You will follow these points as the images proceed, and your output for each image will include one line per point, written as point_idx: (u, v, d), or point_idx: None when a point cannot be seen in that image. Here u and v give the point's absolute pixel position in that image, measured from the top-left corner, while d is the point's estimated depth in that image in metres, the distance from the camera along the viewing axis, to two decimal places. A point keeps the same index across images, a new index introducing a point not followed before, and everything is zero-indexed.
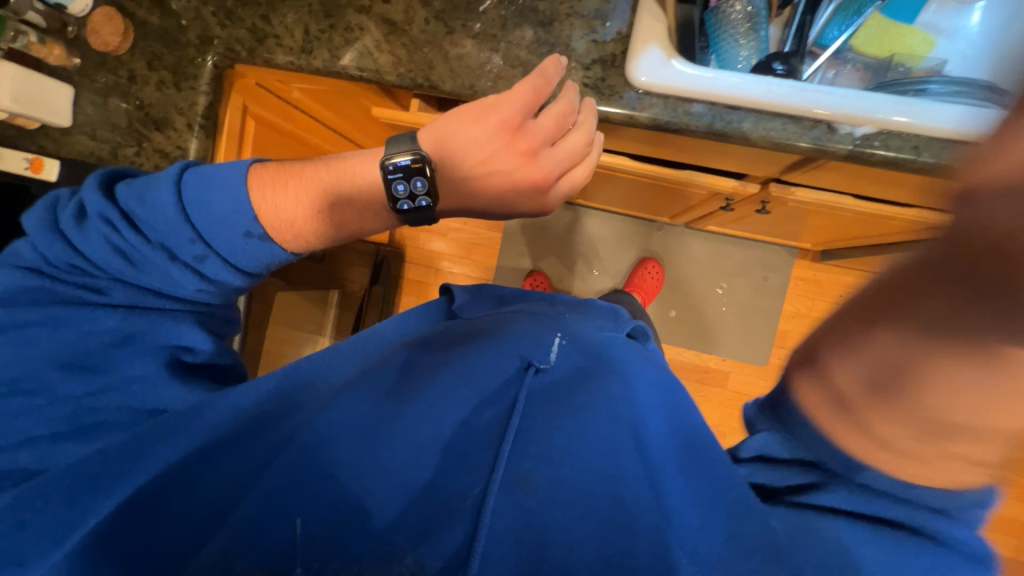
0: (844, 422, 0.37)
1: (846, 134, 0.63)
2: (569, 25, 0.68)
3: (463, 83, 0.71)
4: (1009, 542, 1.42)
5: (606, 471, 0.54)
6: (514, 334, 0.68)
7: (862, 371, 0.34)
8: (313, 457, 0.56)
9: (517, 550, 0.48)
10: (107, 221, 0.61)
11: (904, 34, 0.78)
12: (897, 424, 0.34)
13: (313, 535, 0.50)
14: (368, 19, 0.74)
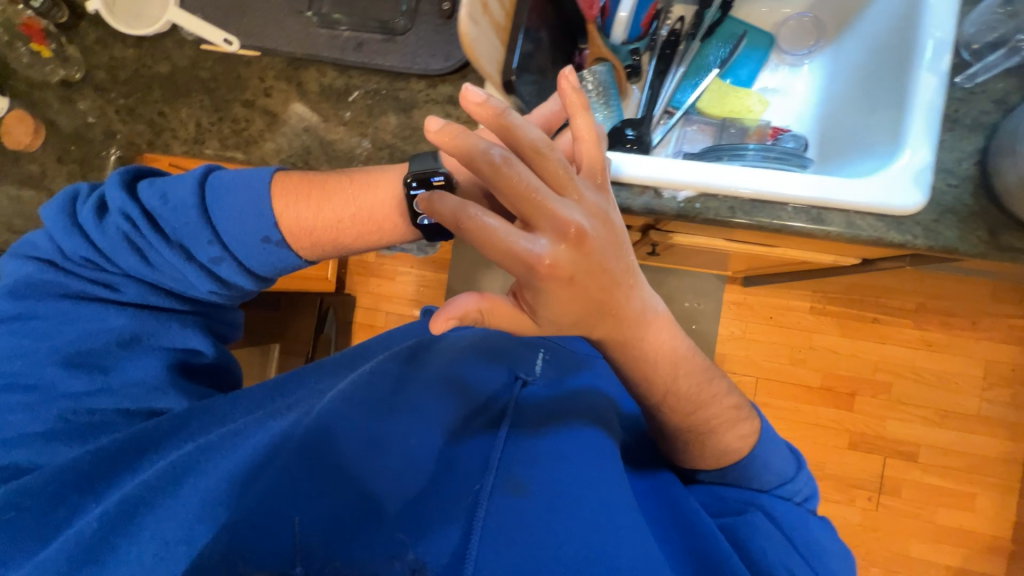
0: (665, 428, 0.67)
1: (671, 198, 0.70)
2: (426, 111, 0.76)
3: (336, 165, 0.78)
4: (922, 532, 1.57)
5: (586, 477, 0.59)
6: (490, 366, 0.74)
7: (654, 384, 0.62)
8: (314, 458, 0.54)
9: (515, 554, 0.51)
10: (143, 213, 0.57)
11: (742, 95, 0.86)
12: (688, 416, 0.64)
13: (320, 535, 0.48)
14: (253, 111, 0.82)
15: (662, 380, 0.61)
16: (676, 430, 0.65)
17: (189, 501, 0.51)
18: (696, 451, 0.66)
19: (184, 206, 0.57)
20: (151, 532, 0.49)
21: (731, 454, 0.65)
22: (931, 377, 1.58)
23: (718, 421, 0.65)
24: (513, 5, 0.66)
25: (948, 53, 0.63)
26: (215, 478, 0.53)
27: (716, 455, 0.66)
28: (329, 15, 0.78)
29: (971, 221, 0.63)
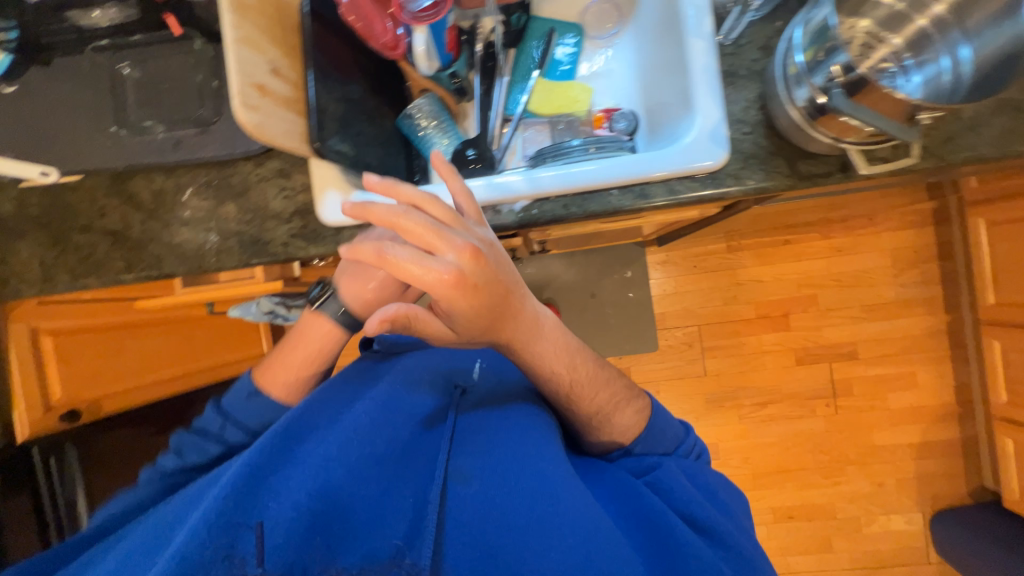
0: (576, 414, 0.64)
1: (509, 211, 0.72)
2: (262, 190, 0.76)
3: (191, 265, 0.78)
4: (880, 419, 1.68)
5: (536, 458, 0.55)
6: (450, 356, 0.71)
7: (563, 377, 0.59)
8: (270, 472, 0.51)
9: (468, 530, 0.50)
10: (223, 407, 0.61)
11: (566, 89, 0.90)
12: (595, 399, 0.62)
13: (272, 551, 0.45)
14: (93, 235, 0.80)
15: (570, 373, 0.60)
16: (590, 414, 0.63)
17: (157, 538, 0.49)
18: (599, 433, 0.65)
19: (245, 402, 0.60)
20: (117, 568, 0.48)
21: (627, 435, 0.65)
22: (848, 279, 1.68)
23: (617, 405, 0.64)
24: (302, 74, 0.68)
25: (708, 17, 0.68)
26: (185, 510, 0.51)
27: (621, 433, 0.65)
28: (138, 121, 0.77)
29: (771, 161, 0.68)
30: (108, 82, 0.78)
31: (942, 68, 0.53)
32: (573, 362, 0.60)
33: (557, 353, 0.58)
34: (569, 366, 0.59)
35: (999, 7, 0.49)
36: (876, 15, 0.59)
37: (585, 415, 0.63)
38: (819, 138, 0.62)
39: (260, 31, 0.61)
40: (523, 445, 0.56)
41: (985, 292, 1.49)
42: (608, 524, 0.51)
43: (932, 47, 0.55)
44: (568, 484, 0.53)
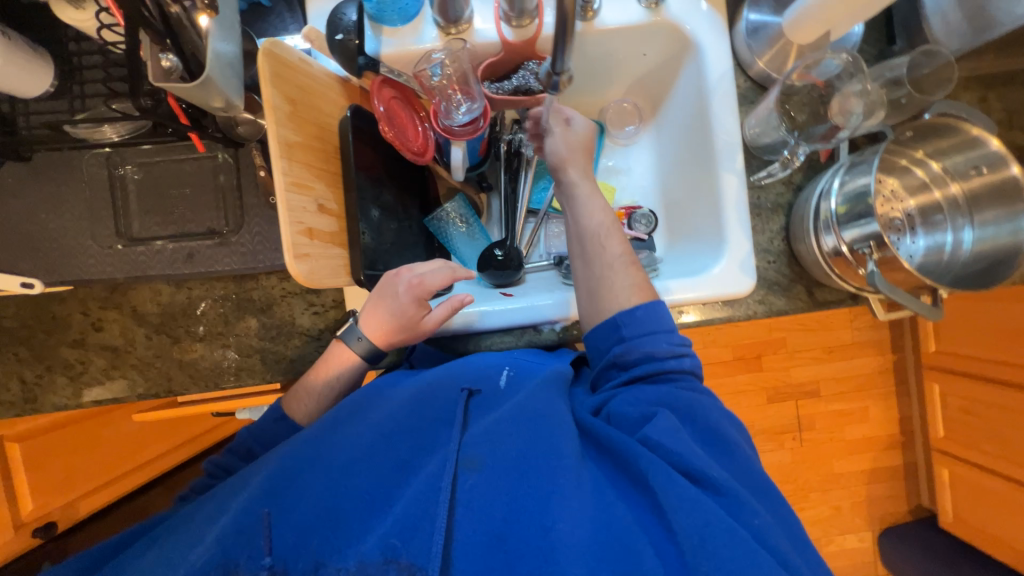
0: (592, 264, 0.64)
1: (548, 330, 0.74)
2: (287, 305, 0.72)
3: (206, 384, 0.73)
4: (837, 448, 1.85)
5: (532, 453, 0.53)
6: (478, 360, 0.66)
7: (599, 217, 0.66)
8: (291, 482, 0.54)
9: (473, 521, 0.49)
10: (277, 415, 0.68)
11: None
12: (614, 245, 0.65)
13: (290, 552, 0.50)
14: (87, 350, 0.72)
15: (604, 217, 0.66)
16: (610, 257, 0.64)
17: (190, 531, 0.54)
18: (608, 293, 0.63)
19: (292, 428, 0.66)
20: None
21: (630, 301, 0.62)
22: (813, 323, 1.82)
23: (628, 260, 0.64)
24: (346, 201, 0.65)
25: (739, 154, 0.72)
26: (218, 504, 0.55)
27: (619, 297, 0.62)
28: (142, 230, 0.70)
29: (792, 288, 0.74)
30: (104, 184, 0.69)
31: (944, 241, 0.65)
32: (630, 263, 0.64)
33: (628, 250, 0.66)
34: (627, 258, 0.64)
35: (1006, 208, 0.58)
36: (899, 176, 0.67)
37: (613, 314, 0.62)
38: (840, 282, 0.68)
39: (307, 167, 0.58)
40: (536, 441, 0.54)
41: (927, 340, 1.68)
42: (599, 510, 0.50)
43: (942, 219, 0.65)
44: (562, 471, 0.52)
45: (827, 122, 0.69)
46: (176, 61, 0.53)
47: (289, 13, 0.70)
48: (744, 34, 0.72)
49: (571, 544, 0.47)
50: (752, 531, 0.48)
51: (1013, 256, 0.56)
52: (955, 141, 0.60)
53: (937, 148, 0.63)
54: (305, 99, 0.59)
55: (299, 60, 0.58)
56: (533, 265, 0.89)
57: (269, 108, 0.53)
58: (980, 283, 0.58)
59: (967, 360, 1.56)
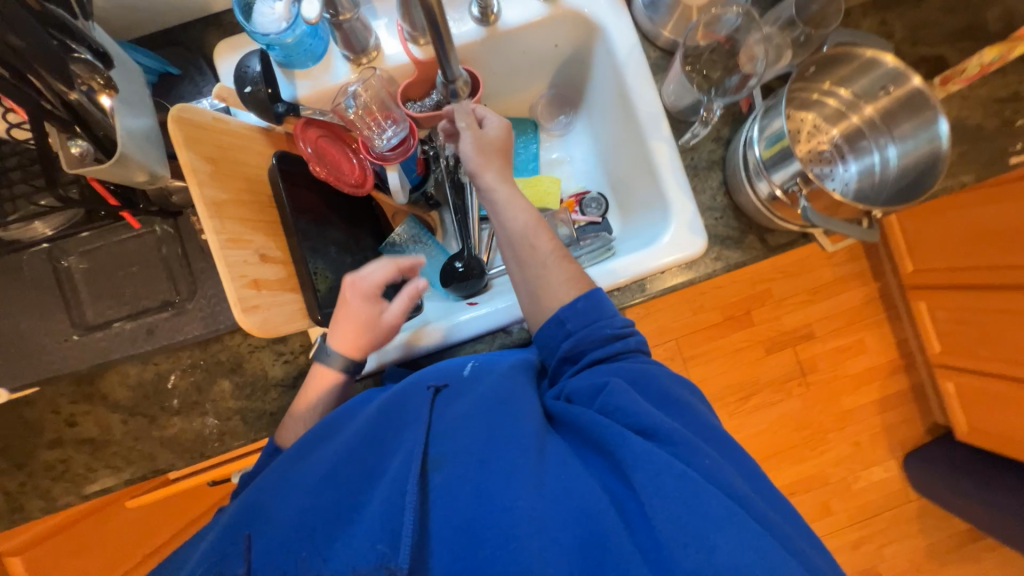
0: (526, 265, 0.65)
1: (518, 329, 0.74)
2: (257, 360, 0.72)
3: (191, 455, 0.72)
4: (843, 385, 1.86)
5: (500, 435, 0.52)
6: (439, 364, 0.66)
7: (525, 218, 0.66)
8: (258, 513, 0.52)
9: (445, 511, 0.48)
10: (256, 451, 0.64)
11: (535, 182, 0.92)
12: (543, 243, 0.65)
13: (267, 571, 0.47)
14: (65, 448, 0.71)
15: (529, 218, 0.66)
16: (542, 257, 0.65)
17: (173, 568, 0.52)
18: (545, 291, 0.64)
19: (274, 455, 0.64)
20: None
21: (568, 295, 0.62)
22: (793, 268, 1.83)
23: (557, 254, 0.65)
24: (290, 246, 0.65)
25: (664, 121, 0.73)
26: (193, 546, 0.54)
27: (559, 294, 0.63)
28: (97, 317, 0.69)
29: (744, 238, 0.75)
30: (50, 280, 0.69)
31: (873, 162, 0.66)
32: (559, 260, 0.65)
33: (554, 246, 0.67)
34: (554, 255, 0.65)
35: (917, 120, 0.60)
36: (819, 110, 0.69)
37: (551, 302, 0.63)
38: (784, 223, 0.69)
39: (241, 221, 0.58)
40: (497, 427, 0.53)
41: (904, 261, 1.71)
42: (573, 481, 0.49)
43: (867, 142, 0.67)
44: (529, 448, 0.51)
45: (738, 72, 0.71)
46: (87, 146, 0.54)
47: (199, 76, 0.70)
48: (642, 8, 0.74)
49: (535, 517, 0.45)
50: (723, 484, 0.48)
51: (932, 163, 0.58)
52: (854, 66, 0.61)
53: (839, 77, 0.64)
54: (226, 155, 0.59)
55: (210, 120, 0.58)
56: (496, 270, 0.90)
57: (189, 171, 0.53)
58: (906, 196, 0.60)
59: (945, 273, 1.59)
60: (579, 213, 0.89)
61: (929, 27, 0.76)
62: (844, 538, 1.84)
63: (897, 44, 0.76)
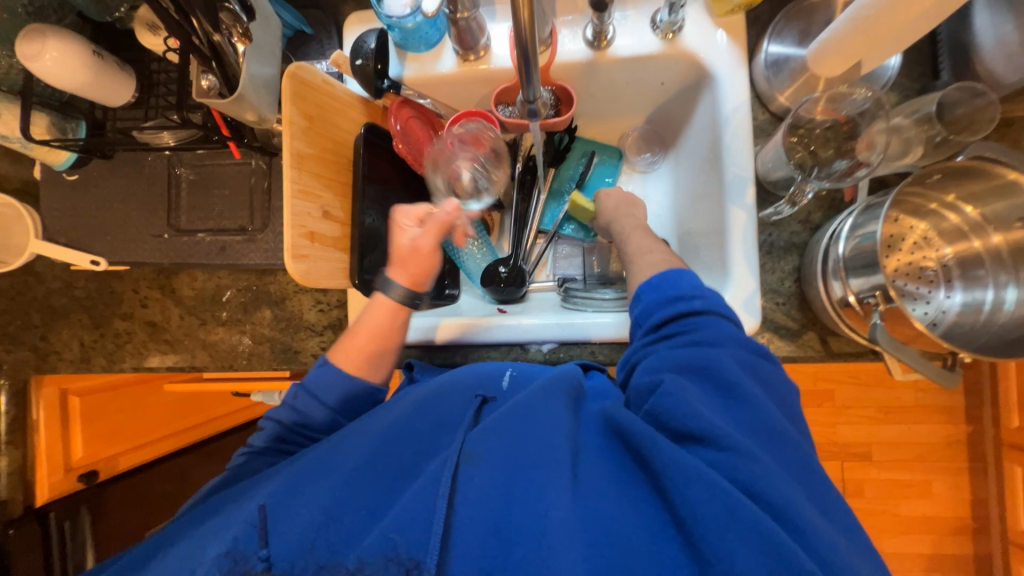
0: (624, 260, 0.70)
1: (536, 350, 0.74)
2: (298, 300, 0.79)
3: (221, 364, 0.80)
4: (889, 524, 1.63)
5: (537, 448, 0.50)
6: (482, 367, 0.66)
7: (627, 220, 0.74)
8: (304, 478, 0.52)
9: (470, 520, 0.47)
10: (266, 428, 0.64)
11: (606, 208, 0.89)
12: (636, 239, 0.69)
13: (295, 540, 0.47)
14: (133, 323, 0.83)
15: (632, 221, 0.73)
16: (633, 251, 0.68)
17: (205, 530, 0.51)
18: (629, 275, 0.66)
19: (318, 368, 0.64)
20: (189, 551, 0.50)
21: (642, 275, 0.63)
22: (868, 378, 1.63)
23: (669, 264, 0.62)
24: (352, 209, 0.70)
25: (750, 188, 0.68)
26: (227, 510, 0.53)
27: (637, 274, 0.64)
28: (187, 223, 0.80)
29: (803, 334, 0.68)
30: (163, 182, 0.80)
31: (983, 299, 0.56)
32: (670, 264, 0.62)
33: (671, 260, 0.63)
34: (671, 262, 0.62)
35: None
36: (935, 220, 0.60)
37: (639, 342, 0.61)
38: (850, 331, 0.62)
39: (317, 177, 0.64)
40: (529, 436, 0.51)
41: (1009, 415, 1.46)
42: (612, 506, 0.46)
43: (983, 273, 0.57)
44: (563, 467, 0.48)
45: (850, 157, 0.65)
46: (214, 81, 0.62)
47: (326, 38, 0.78)
48: (762, 67, 0.69)
49: (565, 537, 0.43)
50: (787, 513, 0.42)
51: None
52: (989, 185, 0.53)
53: (967, 191, 0.56)
54: (322, 115, 0.65)
55: (321, 81, 0.64)
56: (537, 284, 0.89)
57: (286, 122, 0.59)
58: (1013, 351, 0.50)
59: None
60: None
61: None
62: None
63: None
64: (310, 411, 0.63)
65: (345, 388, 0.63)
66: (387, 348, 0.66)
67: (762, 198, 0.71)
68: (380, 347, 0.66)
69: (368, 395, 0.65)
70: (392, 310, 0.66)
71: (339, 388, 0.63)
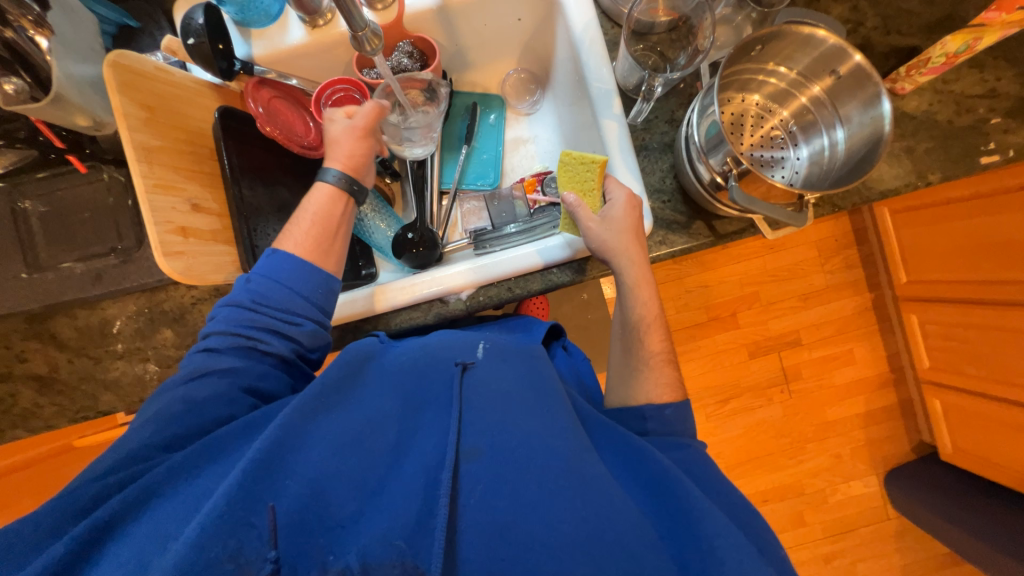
0: (631, 353, 0.70)
1: (456, 300, 0.74)
2: (199, 312, 0.74)
3: (132, 400, 0.74)
4: (828, 395, 1.82)
5: (553, 441, 0.53)
6: (455, 340, 0.67)
7: (647, 310, 0.70)
8: (280, 462, 0.49)
9: (478, 510, 0.49)
10: (214, 344, 0.58)
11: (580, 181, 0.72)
12: (653, 342, 0.70)
13: (299, 549, 0.45)
14: (15, 383, 0.74)
15: (650, 311, 0.70)
16: (646, 355, 0.69)
17: (177, 505, 0.46)
18: (638, 384, 0.68)
19: (269, 259, 0.61)
20: (146, 544, 0.44)
21: (660, 398, 0.66)
22: (784, 273, 1.79)
23: (661, 355, 0.69)
24: (226, 201, 0.67)
25: (615, 98, 0.72)
26: (197, 484, 0.48)
27: (650, 394, 0.66)
28: (49, 258, 0.72)
29: (692, 224, 0.73)
30: (7, 219, 0.71)
31: (823, 145, 0.64)
32: (667, 359, 0.69)
33: (666, 342, 0.71)
34: (669, 357, 0.70)
35: (864, 99, 0.58)
36: (768, 92, 0.66)
37: (620, 402, 0.69)
38: (725, 209, 0.68)
39: (173, 169, 0.60)
40: (539, 427, 0.54)
41: (897, 271, 1.66)
42: (622, 500, 0.50)
43: (819, 125, 0.64)
44: (577, 456, 0.52)
45: (690, 49, 0.70)
46: (22, 83, 0.57)
47: (157, 29, 0.72)
48: None
49: (576, 542, 0.46)
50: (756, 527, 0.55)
51: (875, 146, 0.56)
52: (794, 46, 0.58)
53: (782, 57, 0.61)
54: (166, 104, 0.61)
55: (153, 69, 0.60)
56: (451, 244, 0.89)
57: (119, 115, 0.55)
58: (849, 180, 0.58)
59: (939, 286, 1.54)
60: (540, 194, 0.88)
61: (903, 17, 0.73)
62: (816, 551, 1.81)
63: (869, 32, 0.73)
64: (260, 311, 0.59)
65: (304, 286, 0.61)
66: (338, 238, 0.66)
67: (627, 105, 0.75)
68: (331, 229, 0.66)
69: (328, 290, 0.63)
70: (334, 195, 0.66)
71: (296, 289, 0.60)
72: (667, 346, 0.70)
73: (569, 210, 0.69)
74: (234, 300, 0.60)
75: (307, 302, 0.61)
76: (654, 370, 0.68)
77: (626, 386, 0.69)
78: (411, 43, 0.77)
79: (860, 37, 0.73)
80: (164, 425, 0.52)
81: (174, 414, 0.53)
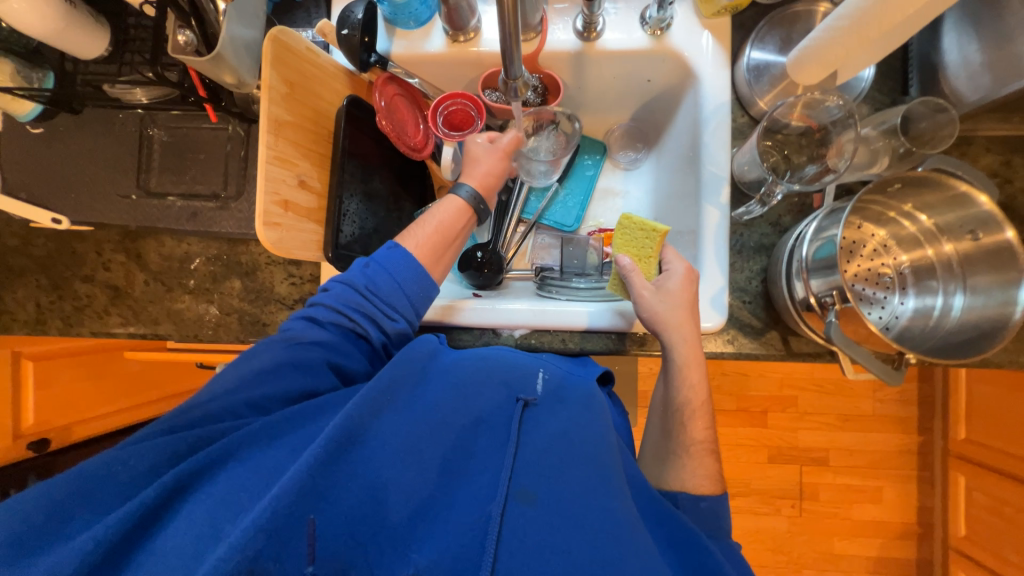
0: (671, 436, 0.64)
1: (508, 335, 0.74)
2: (269, 272, 0.78)
3: (186, 334, 0.78)
4: (841, 527, 1.70)
5: (606, 505, 0.48)
6: (512, 358, 0.62)
7: (693, 395, 0.64)
8: (343, 461, 0.46)
9: (527, 562, 0.45)
10: (318, 315, 0.59)
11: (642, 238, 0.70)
12: (696, 429, 0.63)
13: (339, 557, 0.43)
14: (94, 286, 0.80)
15: (698, 396, 0.65)
16: (686, 442, 0.63)
17: (247, 476, 0.45)
18: (674, 469, 0.62)
19: (387, 251, 0.62)
20: (212, 511, 0.43)
21: (696, 488, 0.60)
22: (831, 386, 1.69)
23: (705, 445, 0.63)
24: (329, 182, 0.70)
25: (726, 187, 0.70)
26: (267, 459, 0.47)
27: (686, 482, 0.61)
28: (158, 185, 0.77)
29: (765, 333, 0.70)
30: (133, 140, 0.77)
31: (932, 305, 0.60)
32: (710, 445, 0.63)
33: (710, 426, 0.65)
34: (710, 443, 0.64)
35: (997, 276, 0.54)
36: (895, 229, 0.64)
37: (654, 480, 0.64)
38: (808, 332, 0.64)
39: (293, 145, 0.63)
40: (595, 481, 0.50)
41: (957, 426, 1.55)
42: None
43: (934, 282, 0.61)
44: (633, 524, 0.48)
45: (820, 163, 0.69)
46: (191, 38, 0.63)
47: (314, 6, 0.76)
48: (744, 70, 0.71)
49: None
50: None
51: (996, 330, 0.52)
52: (943, 196, 0.57)
53: (923, 202, 0.59)
54: (304, 83, 0.64)
55: (304, 48, 0.63)
56: (515, 271, 0.90)
57: (265, 87, 0.58)
58: (969, 350, 0.54)
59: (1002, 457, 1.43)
60: None
61: None
62: None
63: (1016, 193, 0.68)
64: (369, 300, 0.60)
65: (411, 286, 0.62)
66: (453, 248, 0.69)
67: (737, 198, 0.73)
68: (449, 243, 0.68)
69: (426, 297, 0.63)
70: (462, 209, 0.69)
71: (404, 288, 0.61)
72: (710, 436, 0.64)
73: (622, 273, 0.68)
74: (358, 276, 0.60)
75: (407, 301, 0.61)
76: (694, 456, 0.62)
77: (659, 461, 0.64)
78: (540, 75, 0.79)
79: (1004, 194, 0.68)
80: (260, 389, 0.52)
81: (264, 364, 0.54)
